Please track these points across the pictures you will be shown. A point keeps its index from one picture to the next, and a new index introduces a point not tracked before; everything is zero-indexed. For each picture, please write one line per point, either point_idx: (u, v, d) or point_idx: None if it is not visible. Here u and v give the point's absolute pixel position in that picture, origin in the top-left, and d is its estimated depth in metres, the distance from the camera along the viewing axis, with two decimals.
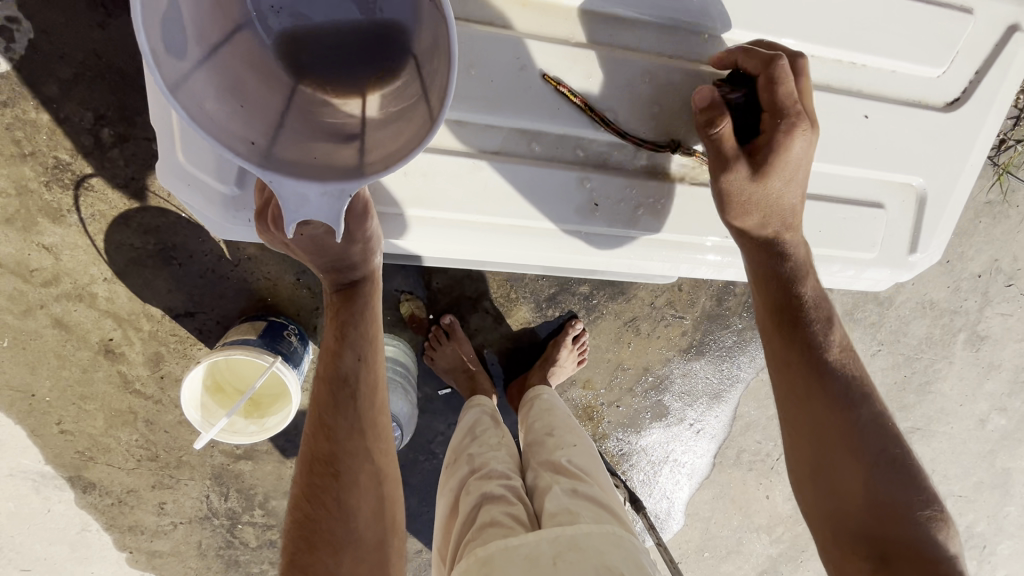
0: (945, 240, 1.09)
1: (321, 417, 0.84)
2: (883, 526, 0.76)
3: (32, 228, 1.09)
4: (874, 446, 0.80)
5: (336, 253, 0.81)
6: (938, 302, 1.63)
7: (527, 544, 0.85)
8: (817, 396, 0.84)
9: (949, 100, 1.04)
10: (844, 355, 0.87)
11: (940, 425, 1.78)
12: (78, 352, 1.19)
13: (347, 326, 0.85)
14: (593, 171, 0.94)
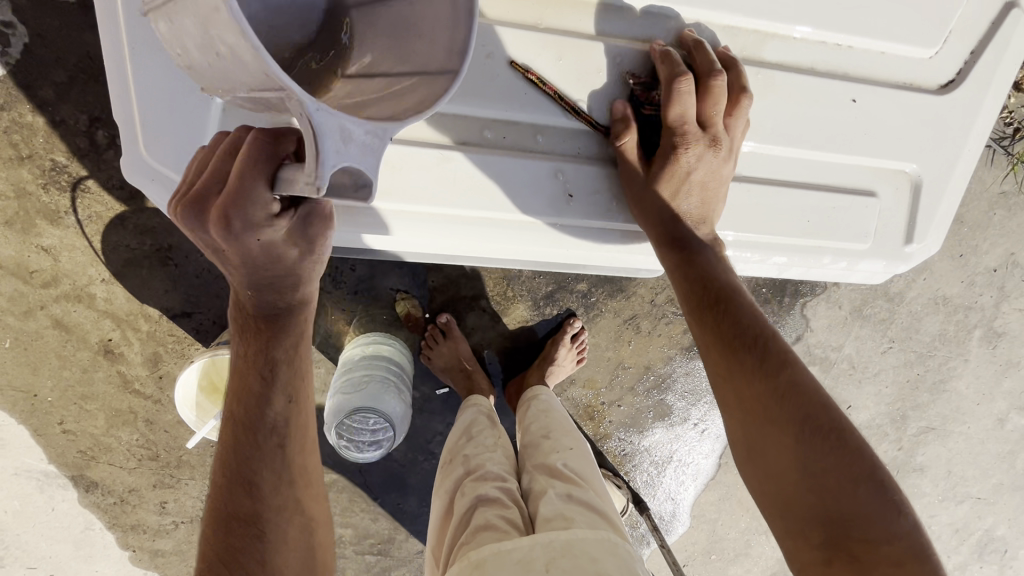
0: (944, 230, 1.06)
1: (238, 470, 0.73)
2: (826, 502, 0.72)
3: (30, 230, 1.11)
4: (806, 416, 0.76)
5: (278, 268, 0.66)
6: (952, 298, 1.57)
7: (520, 548, 0.83)
8: (734, 372, 0.83)
9: (945, 81, 1.02)
10: (756, 322, 0.86)
11: (956, 425, 1.72)
12: (78, 353, 1.20)
13: (270, 364, 0.73)
14: (566, 162, 0.93)
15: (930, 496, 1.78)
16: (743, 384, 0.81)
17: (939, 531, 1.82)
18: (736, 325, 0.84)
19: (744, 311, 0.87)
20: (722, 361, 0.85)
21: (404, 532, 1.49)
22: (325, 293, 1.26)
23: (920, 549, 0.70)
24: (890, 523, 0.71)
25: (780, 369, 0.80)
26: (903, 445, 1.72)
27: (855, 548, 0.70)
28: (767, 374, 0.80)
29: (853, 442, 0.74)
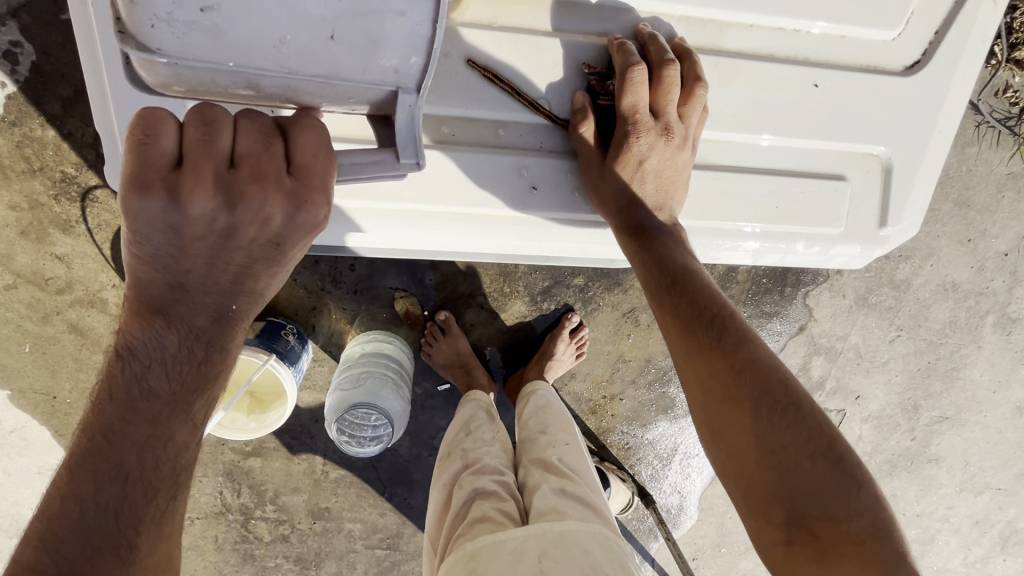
0: (918, 213, 1.05)
1: (120, 531, 0.63)
2: (787, 480, 0.74)
3: (45, 239, 1.16)
4: (766, 396, 0.78)
5: (286, 273, 0.71)
6: (961, 284, 1.54)
7: (515, 539, 0.84)
8: (696, 355, 0.85)
9: (910, 62, 1.01)
10: (715, 305, 0.88)
11: (972, 414, 1.69)
12: (94, 355, 1.26)
13: (205, 401, 0.71)
14: (528, 156, 0.95)
15: (948, 487, 1.75)
16: (704, 365, 0.84)
17: (959, 523, 1.78)
18: (700, 309, 0.88)
19: (702, 293, 0.89)
20: (684, 343, 0.88)
21: (412, 526, 1.52)
22: (326, 292, 1.29)
23: (881, 524, 0.72)
24: (847, 500, 0.72)
25: (738, 348, 0.83)
26: (917, 436, 1.69)
27: (817, 526, 0.72)
28: (729, 356, 0.82)
29: (810, 418, 0.76)
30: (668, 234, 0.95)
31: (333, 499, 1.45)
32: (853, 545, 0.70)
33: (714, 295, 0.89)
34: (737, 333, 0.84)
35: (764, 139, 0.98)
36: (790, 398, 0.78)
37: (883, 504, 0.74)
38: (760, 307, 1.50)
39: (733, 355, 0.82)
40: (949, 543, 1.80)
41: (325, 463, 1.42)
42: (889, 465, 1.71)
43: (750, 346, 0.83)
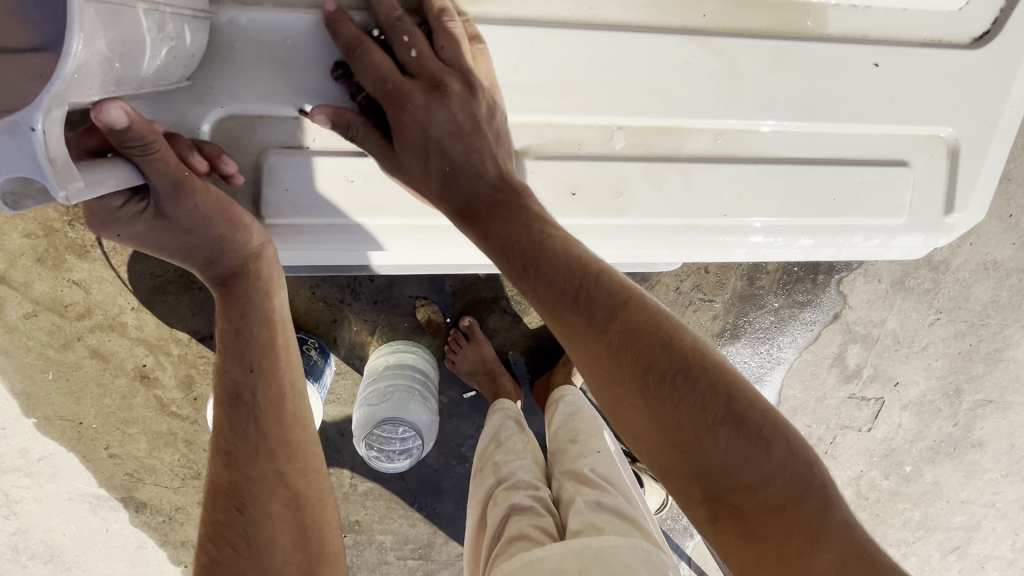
0: (988, 198, 0.99)
1: (226, 442, 0.80)
2: (700, 464, 0.68)
3: (61, 266, 1.14)
4: (652, 380, 0.69)
5: (186, 228, 0.75)
6: (1003, 262, 1.47)
7: (554, 556, 0.80)
8: (575, 340, 0.75)
9: (980, 33, 0.94)
10: (579, 267, 0.75)
11: (1017, 396, 1.62)
12: (116, 380, 1.25)
13: (231, 333, 0.82)
14: (569, 159, 0.89)
15: (993, 472, 1.68)
16: (585, 352, 0.74)
17: (1005, 508, 1.72)
18: (558, 288, 0.75)
19: (557, 263, 0.75)
20: (558, 322, 0.76)
21: (443, 536, 1.49)
22: (346, 304, 1.26)
23: (800, 480, 0.67)
24: (759, 466, 0.66)
25: (614, 323, 0.72)
26: (959, 421, 1.62)
27: (737, 501, 0.67)
28: (606, 340, 0.72)
29: (701, 381, 0.69)
30: (501, 190, 0.80)
31: (363, 512, 1.43)
32: (774, 512, 0.66)
33: (572, 254, 0.76)
34: (605, 305, 0.73)
35: (765, 125, 0.92)
36: (676, 369, 0.69)
37: (798, 454, 0.68)
38: (792, 297, 1.45)
39: (607, 337, 0.72)
40: (995, 528, 1.73)
41: (353, 476, 1.40)
42: (932, 453, 1.65)
43: (626, 315, 0.72)
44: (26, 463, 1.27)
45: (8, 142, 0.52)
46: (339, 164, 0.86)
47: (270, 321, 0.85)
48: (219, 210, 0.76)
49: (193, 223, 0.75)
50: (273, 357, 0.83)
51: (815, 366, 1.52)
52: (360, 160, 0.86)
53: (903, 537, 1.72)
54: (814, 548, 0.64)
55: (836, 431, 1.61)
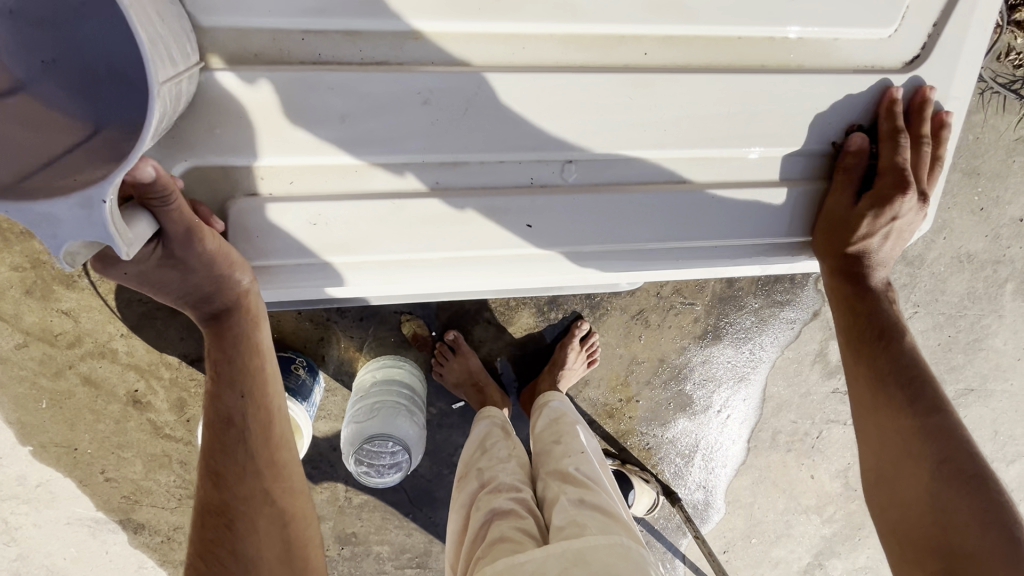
0: (932, 210, 1.04)
1: (216, 462, 0.81)
2: (953, 537, 0.80)
3: (50, 296, 1.16)
4: (949, 466, 0.84)
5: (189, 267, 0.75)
6: (976, 255, 1.50)
7: (533, 560, 0.81)
8: (883, 409, 0.94)
9: (908, 58, 0.94)
10: (917, 367, 0.95)
11: (997, 384, 1.65)
12: (109, 405, 1.27)
13: (222, 361, 0.83)
14: (534, 192, 0.88)
15: None
16: (887, 419, 0.93)
17: None
18: (889, 370, 0.95)
19: (908, 355, 0.96)
20: (871, 393, 0.96)
21: (439, 543, 1.51)
22: (333, 322, 1.29)
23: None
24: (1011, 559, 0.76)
25: (928, 414, 0.90)
26: None
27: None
28: (918, 415, 0.90)
29: (995, 493, 0.82)
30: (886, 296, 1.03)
31: (359, 524, 1.45)
32: None
33: (920, 361, 0.95)
34: (934, 400, 0.91)
35: (754, 152, 0.92)
36: (973, 469, 0.84)
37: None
38: (772, 297, 1.48)
39: (925, 416, 0.90)
40: None
41: (348, 490, 1.42)
42: None
43: (941, 417, 0.89)
44: (24, 490, 1.29)
45: (79, 213, 0.56)
46: (299, 208, 0.82)
47: (258, 349, 0.86)
48: (221, 256, 0.75)
49: (196, 266, 0.75)
50: (261, 384, 0.85)
51: (799, 363, 1.55)
52: (320, 203, 0.82)
53: None
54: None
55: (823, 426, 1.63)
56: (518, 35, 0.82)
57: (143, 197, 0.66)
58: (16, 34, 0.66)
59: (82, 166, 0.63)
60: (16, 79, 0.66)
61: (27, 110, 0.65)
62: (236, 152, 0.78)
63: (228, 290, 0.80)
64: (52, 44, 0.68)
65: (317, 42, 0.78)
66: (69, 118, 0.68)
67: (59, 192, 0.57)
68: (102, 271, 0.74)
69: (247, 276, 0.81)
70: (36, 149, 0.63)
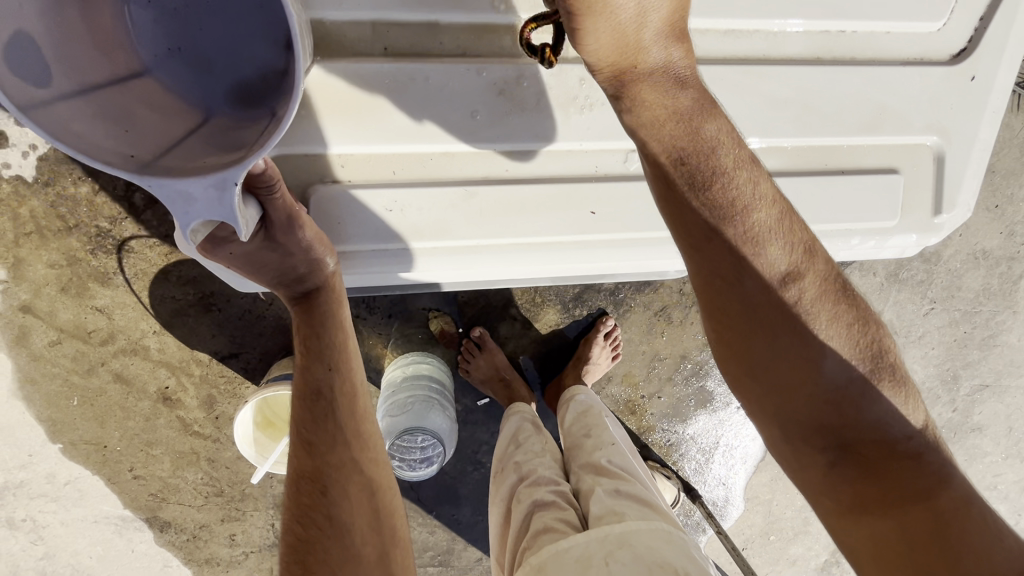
0: (974, 198, 1.01)
1: (307, 431, 0.82)
2: (841, 413, 0.71)
3: (85, 293, 1.18)
4: (833, 334, 0.71)
5: (284, 250, 0.77)
6: (992, 251, 1.52)
7: (579, 545, 0.82)
8: (752, 281, 0.70)
9: (957, 50, 0.97)
10: (772, 214, 0.71)
11: (1012, 380, 1.67)
12: (139, 403, 1.28)
13: (312, 336, 0.83)
14: (597, 181, 0.90)
15: (993, 455, 1.73)
16: (763, 292, 0.71)
17: (1006, 490, 1.77)
18: (749, 219, 0.70)
19: (759, 200, 0.71)
20: (732, 259, 0.70)
21: (462, 541, 1.52)
22: (361, 319, 1.30)
23: (926, 438, 0.73)
24: (902, 421, 0.73)
25: (798, 274, 0.71)
26: (958, 406, 1.67)
27: (866, 451, 0.71)
28: (786, 278, 0.71)
29: (872, 344, 0.73)
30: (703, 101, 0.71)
31: None
32: (906, 461, 0.71)
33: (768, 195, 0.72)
34: (796, 248, 0.72)
35: (805, 143, 0.95)
36: (850, 337, 0.72)
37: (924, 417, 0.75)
38: None
39: (792, 276, 0.71)
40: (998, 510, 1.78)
41: None
42: None
43: (805, 282, 0.72)
44: (52, 488, 1.30)
45: (213, 194, 0.54)
46: (378, 193, 0.85)
47: (344, 325, 0.85)
48: (318, 241, 0.79)
49: (295, 251, 0.77)
50: (346, 359, 0.85)
51: None
52: (396, 190, 0.85)
53: None
54: (944, 491, 0.69)
55: None
56: None
57: (255, 186, 0.68)
58: (151, 22, 0.65)
59: (207, 153, 0.58)
60: (141, 63, 0.63)
61: (151, 93, 0.62)
62: (296, 144, 0.81)
63: (319, 273, 0.81)
64: (181, 33, 0.65)
65: (398, 33, 0.81)
66: (188, 105, 0.64)
67: (192, 170, 0.54)
68: (210, 254, 0.73)
69: (333, 260, 0.83)
70: (159, 129, 0.58)
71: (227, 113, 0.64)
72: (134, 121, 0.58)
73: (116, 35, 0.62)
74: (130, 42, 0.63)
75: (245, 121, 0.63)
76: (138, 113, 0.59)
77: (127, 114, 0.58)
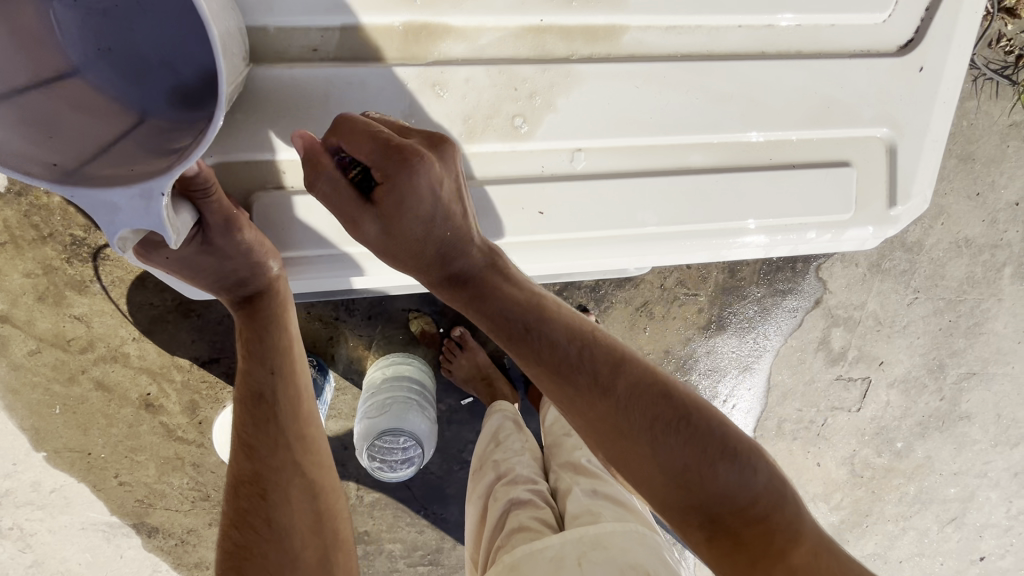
0: (927, 192, 1.01)
1: (246, 435, 0.81)
2: (690, 497, 0.74)
3: (62, 302, 1.18)
4: (654, 435, 0.74)
5: (219, 254, 0.77)
6: (975, 239, 1.52)
7: (554, 546, 0.82)
8: (577, 405, 0.76)
9: (903, 42, 0.96)
10: (570, 337, 0.76)
11: (999, 367, 1.67)
12: (122, 409, 1.28)
13: (253, 339, 0.83)
14: (548, 180, 0.90)
15: (982, 443, 1.73)
16: (585, 414, 0.76)
17: (997, 477, 1.76)
18: (551, 353, 0.76)
19: (558, 329, 0.76)
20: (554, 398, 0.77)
21: (450, 540, 1.53)
22: (342, 321, 1.30)
23: (777, 493, 0.75)
24: (750, 487, 0.74)
25: (607, 388, 0.75)
26: (945, 395, 1.67)
27: (728, 523, 0.74)
28: (598, 395, 0.75)
29: (699, 425, 0.75)
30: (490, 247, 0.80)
31: (371, 521, 1.47)
32: (762, 525, 0.73)
33: (569, 321, 0.78)
34: (598, 359, 0.76)
35: (771, 136, 0.95)
36: (676, 427, 0.74)
37: (773, 469, 0.77)
38: (774, 286, 1.50)
39: (604, 390, 0.75)
40: (990, 497, 1.78)
41: (360, 488, 1.44)
42: (922, 428, 1.69)
43: (616, 394, 0.75)
44: (38, 496, 1.30)
45: (138, 203, 0.57)
46: None
47: (287, 328, 0.85)
48: (259, 244, 0.79)
49: (233, 253, 0.77)
50: (291, 361, 0.84)
51: (802, 352, 1.57)
52: None
53: (901, 512, 1.75)
54: (796, 548, 0.71)
55: (827, 413, 1.65)
56: (546, 28, 0.86)
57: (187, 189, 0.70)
58: (77, 19, 0.64)
59: (139, 157, 0.61)
60: (69, 63, 0.64)
61: (79, 94, 0.63)
62: (251, 147, 0.81)
63: (261, 275, 0.82)
64: (110, 32, 0.65)
65: (353, 38, 0.81)
66: (120, 106, 0.65)
67: (121, 179, 0.56)
68: (144, 258, 0.75)
69: (278, 264, 0.83)
70: (87, 133, 0.60)
71: (161, 116, 0.67)
72: (62, 125, 0.59)
73: (40, 33, 0.61)
74: (55, 40, 0.63)
75: (180, 126, 0.66)
76: (66, 115, 0.60)
77: (54, 119, 0.59)
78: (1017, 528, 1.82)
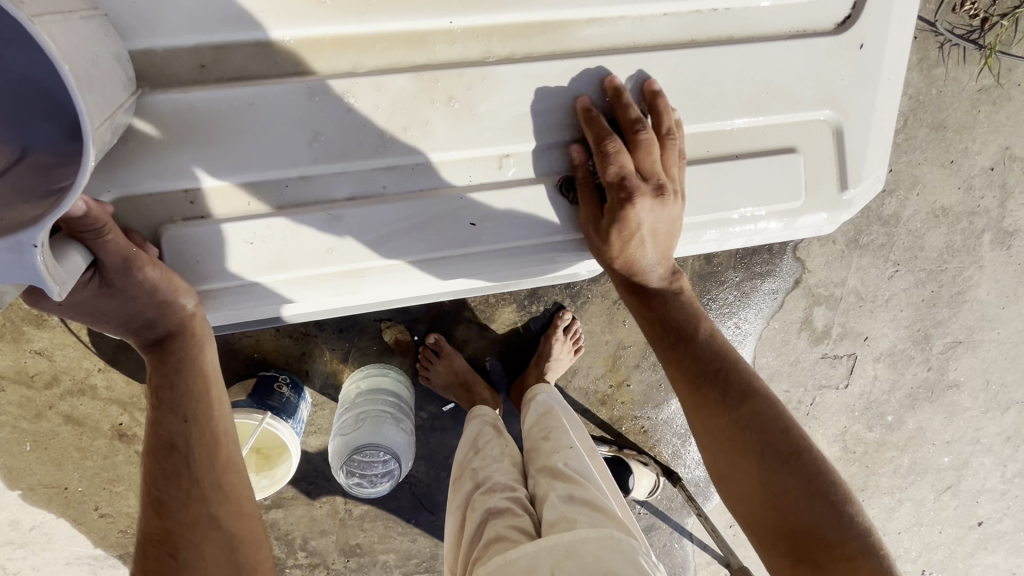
0: (879, 173, 1.00)
1: (156, 491, 0.81)
2: (782, 516, 0.81)
3: (21, 338, 1.15)
4: (765, 454, 0.83)
5: (121, 297, 0.76)
6: (951, 208, 1.50)
7: (527, 555, 0.80)
8: (704, 409, 0.90)
9: (841, 18, 0.94)
10: (716, 355, 0.92)
11: (984, 334, 1.66)
12: (95, 442, 1.25)
13: (163, 387, 0.83)
14: (472, 188, 0.88)
15: (973, 410, 1.72)
16: (712, 418, 0.89)
17: (990, 443, 1.76)
18: (693, 364, 0.92)
19: (708, 350, 0.93)
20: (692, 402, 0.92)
21: None
22: (314, 336, 1.28)
23: (872, 547, 0.77)
24: (841, 528, 0.78)
25: (740, 403, 0.88)
26: (932, 365, 1.66)
27: (815, 556, 0.78)
28: (729, 405, 0.88)
29: (809, 463, 0.82)
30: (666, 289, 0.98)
31: (362, 534, 1.45)
32: (844, 562, 0.76)
33: (719, 346, 0.94)
34: (735, 382, 0.89)
35: (725, 122, 0.93)
36: (788, 454, 0.83)
37: (868, 525, 0.80)
38: (751, 269, 1.48)
39: (737, 400, 0.88)
40: (984, 464, 1.78)
41: (347, 502, 1.42)
42: (911, 400, 1.68)
43: (741, 410, 0.87)
44: (18, 534, 1.28)
45: (9, 258, 0.56)
46: (239, 227, 0.82)
47: (202, 374, 0.86)
48: (164, 282, 0.77)
49: (137, 295, 0.76)
50: (206, 408, 0.85)
51: (785, 333, 1.56)
52: (254, 223, 0.82)
53: (896, 484, 1.75)
54: None
55: (815, 392, 1.64)
56: (486, 28, 0.84)
57: (76, 232, 0.68)
58: None
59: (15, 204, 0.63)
60: None
61: None
62: (159, 175, 0.78)
63: (171, 314, 0.81)
64: None
65: (274, 52, 0.79)
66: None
67: None
68: (36, 304, 0.76)
69: (192, 299, 0.82)
70: None
71: (42, 151, 0.68)
72: None
73: None
74: None
75: (60, 161, 0.67)
76: None
77: None
78: (1013, 492, 1.81)
